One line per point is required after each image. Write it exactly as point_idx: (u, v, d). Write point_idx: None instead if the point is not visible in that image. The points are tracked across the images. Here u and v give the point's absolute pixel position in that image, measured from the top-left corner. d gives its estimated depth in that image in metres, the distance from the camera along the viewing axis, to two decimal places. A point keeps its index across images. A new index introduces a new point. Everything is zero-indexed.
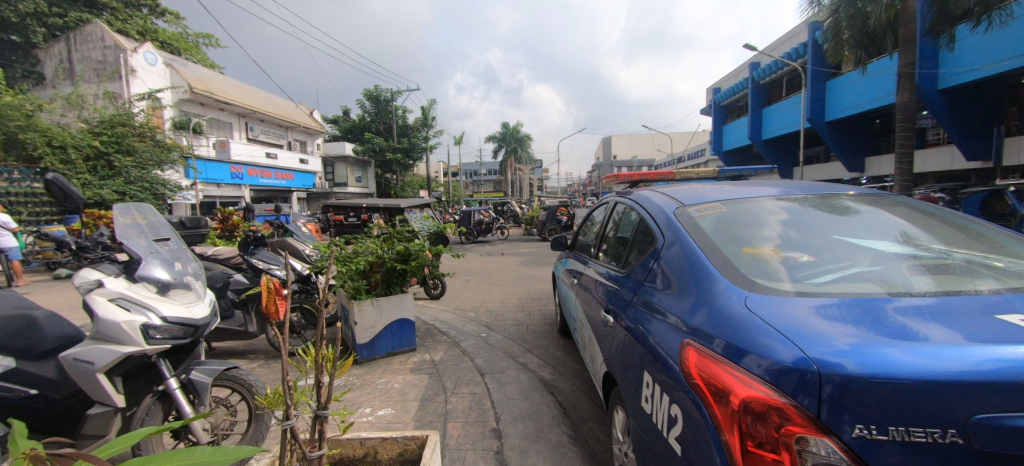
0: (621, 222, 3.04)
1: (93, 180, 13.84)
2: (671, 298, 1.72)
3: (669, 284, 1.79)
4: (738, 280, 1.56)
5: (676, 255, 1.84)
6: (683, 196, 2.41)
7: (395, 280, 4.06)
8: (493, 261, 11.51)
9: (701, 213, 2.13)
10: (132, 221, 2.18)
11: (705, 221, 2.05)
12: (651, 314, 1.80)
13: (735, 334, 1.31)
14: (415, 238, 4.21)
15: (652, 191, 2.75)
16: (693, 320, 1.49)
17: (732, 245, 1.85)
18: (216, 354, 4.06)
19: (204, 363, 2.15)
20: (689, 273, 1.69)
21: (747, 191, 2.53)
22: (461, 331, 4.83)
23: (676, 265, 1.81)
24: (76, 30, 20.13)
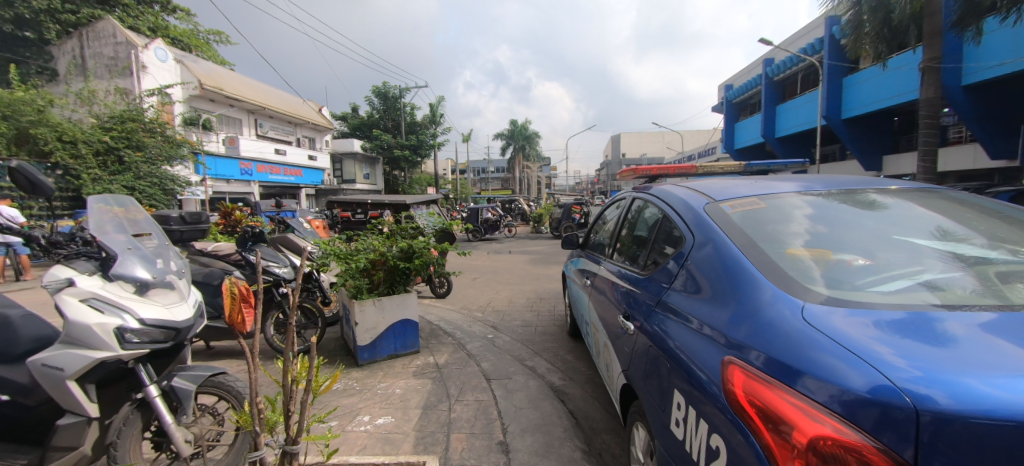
0: (638, 218, 2.83)
1: (103, 176, 13.91)
2: (704, 304, 1.51)
3: (701, 289, 1.58)
4: (787, 286, 1.35)
5: (708, 255, 1.63)
6: (712, 191, 2.19)
7: (398, 279, 3.89)
8: (500, 259, 11.34)
9: (735, 209, 1.91)
10: (109, 214, 2.04)
11: (740, 218, 1.82)
12: (680, 322, 1.59)
13: (789, 352, 1.10)
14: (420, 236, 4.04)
15: (676, 186, 2.53)
16: (735, 332, 1.29)
17: (773, 245, 1.63)
18: (213, 355, 3.91)
19: (189, 369, 1.99)
20: (725, 278, 1.48)
21: (773, 184, 2.30)
22: (466, 332, 4.65)
23: (709, 267, 1.60)
24: (88, 27, 20.29)
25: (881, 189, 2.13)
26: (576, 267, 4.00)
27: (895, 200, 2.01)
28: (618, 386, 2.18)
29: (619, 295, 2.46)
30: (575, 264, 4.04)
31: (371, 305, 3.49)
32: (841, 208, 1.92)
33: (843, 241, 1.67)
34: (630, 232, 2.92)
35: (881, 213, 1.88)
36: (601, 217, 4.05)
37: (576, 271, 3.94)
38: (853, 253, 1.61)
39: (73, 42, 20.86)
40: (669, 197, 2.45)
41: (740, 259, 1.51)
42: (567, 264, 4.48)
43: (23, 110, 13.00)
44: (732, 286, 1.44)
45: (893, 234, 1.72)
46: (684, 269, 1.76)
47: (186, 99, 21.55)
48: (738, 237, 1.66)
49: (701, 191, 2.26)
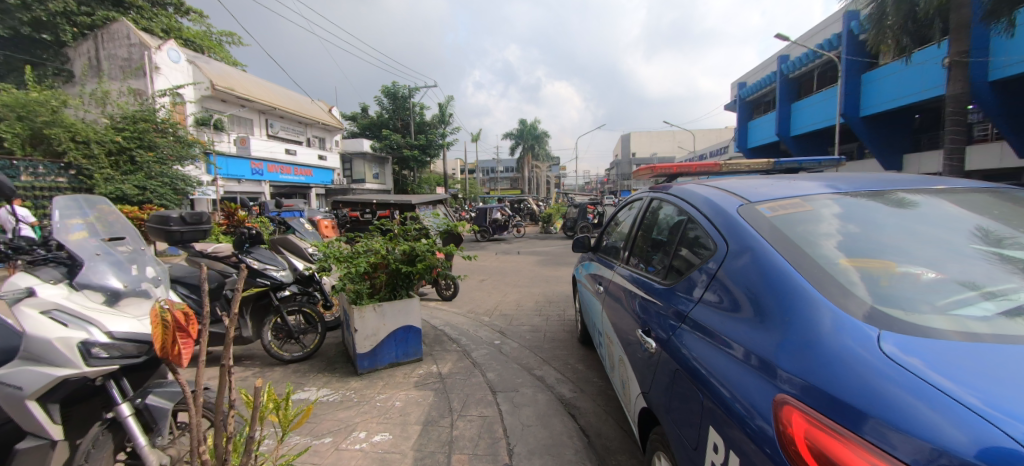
0: (655, 220, 2.61)
1: (115, 176, 14.02)
2: (745, 324, 1.29)
3: (738, 305, 1.36)
4: (851, 309, 1.12)
5: (748, 265, 1.40)
6: (743, 190, 1.95)
7: (401, 283, 3.72)
8: (509, 259, 11.14)
9: (775, 212, 1.67)
10: (77, 214, 1.94)
11: (783, 222, 1.59)
12: (715, 343, 1.37)
13: (868, 396, 0.89)
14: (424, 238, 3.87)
15: (699, 186, 2.29)
16: (787, 362, 1.08)
17: (825, 255, 1.39)
18: (209, 360, 3.76)
19: (166, 385, 1.83)
20: (770, 294, 1.27)
21: (802, 182, 2.08)
22: (472, 338, 4.46)
23: (748, 279, 1.37)
24: (103, 29, 20.56)
25: (925, 185, 1.89)
26: (588, 271, 3.79)
27: (936, 196, 1.77)
28: (636, 406, 1.97)
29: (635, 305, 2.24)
30: (587, 268, 3.83)
31: (371, 311, 3.31)
32: (882, 208, 1.70)
33: (884, 245, 1.45)
34: (645, 235, 2.70)
35: (924, 211, 1.66)
36: (614, 217, 3.83)
37: (588, 274, 3.73)
38: (900, 260, 1.39)
39: (89, 44, 21.15)
40: (689, 196, 2.23)
41: (786, 272, 1.29)
42: (578, 265, 4.27)
43: (38, 111, 13.15)
44: (781, 304, 1.22)
45: (950, 240, 1.48)
46: (715, 279, 1.54)
47: (198, 100, 21.72)
48: (782, 243, 1.43)
49: (724, 190, 2.04)
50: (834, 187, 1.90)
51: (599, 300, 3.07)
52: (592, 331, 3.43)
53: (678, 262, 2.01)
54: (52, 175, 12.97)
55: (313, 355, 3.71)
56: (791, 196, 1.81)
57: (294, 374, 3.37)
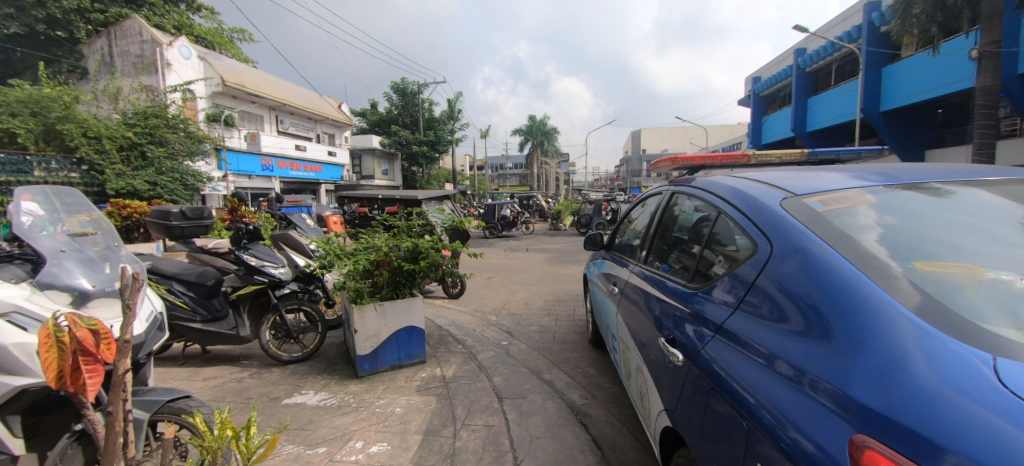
0: (675, 215, 2.42)
1: (126, 171, 14.12)
2: (799, 341, 1.08)
3: (787, 317, 1.16)
4: (945, 332, 0.91)
5: (799, 269, 1.19)
6: (782, 182, 1.72)
7: (404, 282, 3.55)
8: (517, 257, 10.96)
9: (827, 206, 1.44)
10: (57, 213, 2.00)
11: (837, 219, 1.36)
12: (757, 361, 1.16)
13: (991, 453, 0.68)
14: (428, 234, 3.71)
15: (728, 178, 2.07)
16: (863, 395, 0.87)
17: (897, 260, 1.17)
18: (207, 359, 3.64)
19: (143, 394, 1.70)
20: (829, 303, 1.06)
21: (838, 172, 1.87)
22: (479, 338, 4.30)
23: (800, 287, 1.16)
24: (116, 26, 20.73)
25: (982, 174, 1.64)
26: (600, 270, 3.59)
27: (980, 185, 1.54)
28: (657, 423, 1.77)
29: (653, 308, 2.04)
30: (600, 267, 3.64)
31: (372, 311, 3.16)
32: (932, 198, 1.49)
33: (938, 243, 1.25)
34: (663, 232, 2.50)
35: (974, 200, 1.45)
36: (628, 214, 3.63)
37: (600, 274, 3.54)
38: (963, 259, 1.19)
39: (102, 41, 21.35)
40: (714, 189, 2.03)
41: (847, 279, 1.08)
42: (590, 263, 4.09)
43: (51, 107, 13.25)
44: (842, 316, 1.02)
45: (1010, 237, 1.26)
46: (753, 284, 1.34)
47: (209, 96, 21.82)
48: (836, 243, 1.23)
49: (753, 182, 1.84)
50: (872, 176, 1.70)
51: (611, 301, 2.88)
52: (605, 334, 3.24)
53: (705, 263, 1.81)
54: (64, 170, 13.08)
55: (312, 355, 3.57)
56: (826, 186, 1.61)
57: (292, 376, 3.23)
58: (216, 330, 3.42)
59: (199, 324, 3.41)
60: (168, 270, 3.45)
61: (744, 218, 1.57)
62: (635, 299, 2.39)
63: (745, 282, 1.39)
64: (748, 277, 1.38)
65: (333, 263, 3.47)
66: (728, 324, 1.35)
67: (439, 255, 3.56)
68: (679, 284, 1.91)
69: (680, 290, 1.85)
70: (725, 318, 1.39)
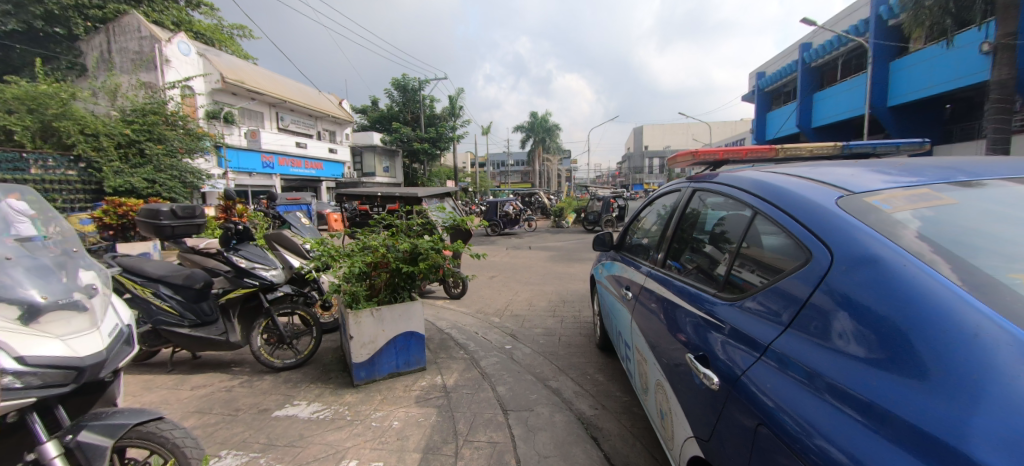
0: (694, 216, 2.25)
1: (124, 168, 13.96)
2: (881, 375, 0.93)
3: (860, 343, 1.00)
4: None
5: (872, 286, 1.03)
6: (832, 179, 1.56)
7: (402, 284, 3.36)
8: (520, 255, 10.77)
9: (896, 207, 1.29)
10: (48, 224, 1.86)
11: (913, 223, 1.21)
12: (822, 393, 1.00)
13: None
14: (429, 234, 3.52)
15: (761, 175, 1.89)
16: (984, 453, 0.72)
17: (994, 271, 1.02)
18: (197, 366, 3.48)
19: (106, 417, 1.52)
20: (919, 331, 0.91)
21: (875, 170, 1.70)
22: (481, 342, 4.13)
23: (877, 307, 1.00)
24: (115, 22, 20.55)
25: None
26: (610, 271, 3.40)
27: None
28: (684, 449, 1.60)
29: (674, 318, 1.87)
30: (609, 268, 3.45)
31: (369, 317, 2.97)
32: (996, 198, 1.33)
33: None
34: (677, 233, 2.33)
35: None
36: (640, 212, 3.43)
37: (610, 275, 3.34)
38: None
39: (101, 37, 21.17)
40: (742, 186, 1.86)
41: (936, 299, 0.93)
42: (598, 262, 3.91)
43: (48, 104, 13.07)
44: (933, 349, 0.88)
45: None
46: (807, 301, 1.18)
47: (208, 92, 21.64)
48: (915, 253, 1.08)
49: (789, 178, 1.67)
50: (926, 174, 1.54)
51: (622, 306, 2.71)
52: (615, 341, 3.07)
53: (737, 270, 1.65)
54: (61, 167, 12.91)
55: (307, 361, 3.39)
56: (884, 183, 1.45)
57: (285, 384, 3.05)
58: (204, 335, 3.23)
59: (187, 329, 3.24)
60: (154, 272, 3.27)
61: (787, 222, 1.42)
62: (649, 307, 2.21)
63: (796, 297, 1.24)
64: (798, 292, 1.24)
65: (329, 264, 3.29)
66: (779, 347, 1.19)
67: (440, 256, 3.36)
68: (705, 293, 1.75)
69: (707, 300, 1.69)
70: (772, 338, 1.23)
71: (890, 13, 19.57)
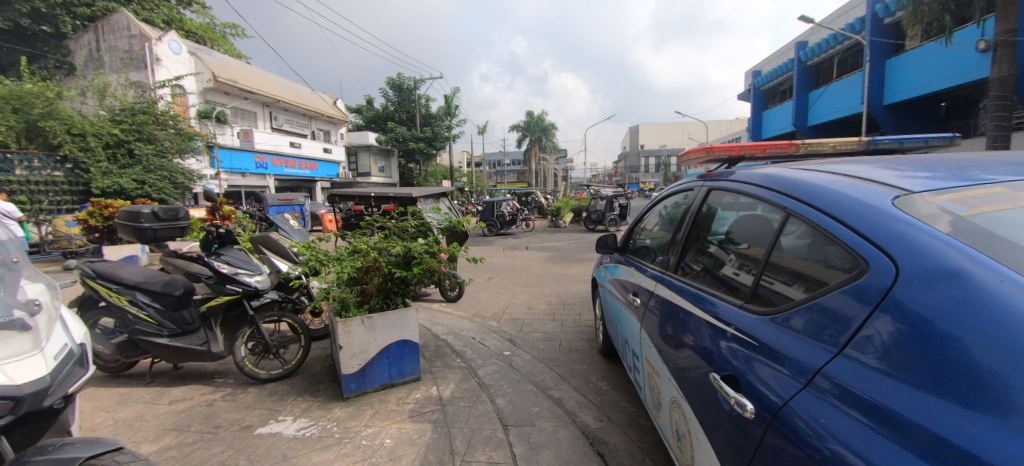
0: (708, 218, 2.10)
1: (112, 168, 13.68)
2: (977, 417, 0.79)
3: (946, 377, 0.86)
4: None
5: (960, 308, 0.89)
6: (884, 177, 1.41)
7: (395, 290, 3.17)
8: (517, 256, 10.60)
9: (971, 209, 1.14)
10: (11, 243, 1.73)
11: (996, 226, 1.05)
12: (897, 435, 0.87)
13: None
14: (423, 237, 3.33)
15: (790, 172, 1.74)
16: None
17: None
18: (178, 377, 3.29)
19: (55, 450, 1.33)
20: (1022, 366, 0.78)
21: (911, 165, 1.56)
22: (479, 349, 3.96)
23: (967, 332, 0.86)
24: (103, 20, 20.16)
25: None
26: (614, 274, 3.25)
27: None
28: None
29: (691, 331, 1.73)
30: (612, 271, 3.30)
31: (359, 326, 2.79)
32: None
33: None
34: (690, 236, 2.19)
35: None
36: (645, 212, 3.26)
37: (614, 279, 3.19)
38: None
39: (89, 36, 20.80)
40: (767, 187, 1.71)
41: None
42: (601, 264, 3.75)
43: (33, 103, 12.77)
44: None
45: None
46: (866, 321, 1.04)
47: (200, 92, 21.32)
48: (1006, 265, 0.93)
49: (822, 177, 1.52)
50: (989, 171, 1.39)
51: (629, 313, 2.55)
52: (620, 349, 2.92)
53: (767, 280, 1.51)
54: (48, 168, 12.62)
55: (294, 371, 3.20)
56: (949, 181, 1.29)
57: (270, 398, 2.87)
58: (184, 345, 3.05)
59: (165, 339, 3.07)
60: (131, 279, 3.09)
61: (829, 229, 1.28)
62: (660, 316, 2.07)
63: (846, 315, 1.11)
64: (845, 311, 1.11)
65: (318, 269, 3.09)
66: (827, 373, 1.06)
67: (434, 259, 3.17)
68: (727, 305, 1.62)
69: (732, 312, 1.55)
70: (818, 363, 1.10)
71: (887, 11, 19.55)
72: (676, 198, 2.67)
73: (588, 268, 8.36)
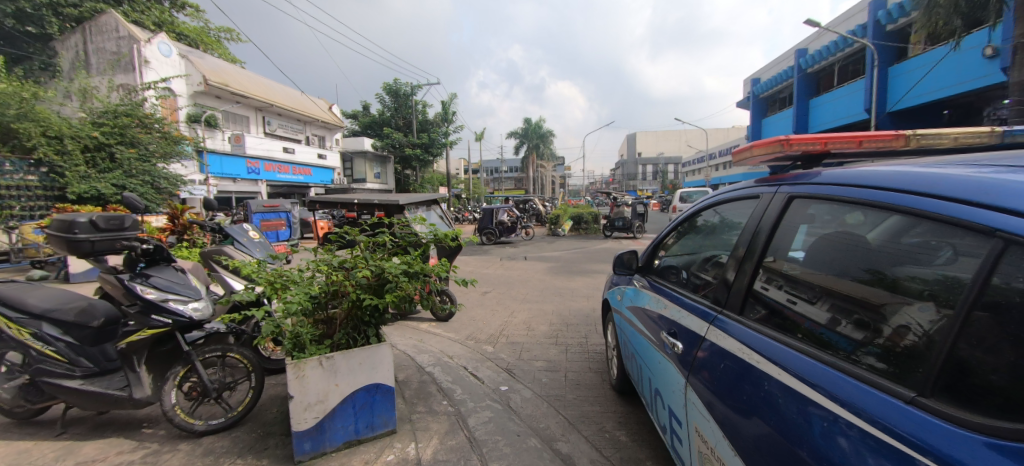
0: (776, 235, 1.56)
1: (91, 173, 13.08)
2: None
3: None
4: None
5: None
6: None
7: (365, 320, 2.56)
8: (516, 266, 10.01)
9: None
10: None
11: None
12: None
13: None
14: (400, 255, 2.75)
15: (933, 173, 1.18)
16: None
17: None
18: (99, 426, 2.67)
19: None
20: None
21: None
22: (471, 383, 3.38)
23: None
24: (92, 22, 19.72)
25: None
26: (633, 301, 2.72)
27: None
28: None
29: (777, 400, 1.24)
30: (630, 297, 2.79)
31: (317, 371, 2.20)
32: None
33: None
34: (737, 258, 1.70)
35: None
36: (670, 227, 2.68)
37: (635, 307, 2.64)
38: None
39: (77, 37, 20.27)
40: (873, 192, 1.24)
41: None
42: (616, 285, 3.23)
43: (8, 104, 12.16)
44: None
45: None
46: None
47: (189, 95, 20.79)
48: None
49: (982, 174, 1.03)
50: None
51: (662, 359, 1.99)
52: (647, 398, 2.38)
53: (941, 354, 0.96)
54: (20, 172, 11.85)
55: (243, 418, 2.60)
56: None
57: (203, 460, 2.26)
58: (99, 391, 2.41)
59: (77, 382, 2.43)
60: (37, 307, 2.48)
61: None
62: (709, 369, 1.58)
63: (944, 354, 0.97)
64: (954, 349, 0.95)
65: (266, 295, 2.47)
66: None
67: (413, 282, 2.58)
68: (798, 351, 1.29)
69: (871, 395, 1.02)
70: (912, 417, 0.92)
71: (888, 18, 19.37)
72: (716, 210, 2.12)
73: (590, 282, 7.79)
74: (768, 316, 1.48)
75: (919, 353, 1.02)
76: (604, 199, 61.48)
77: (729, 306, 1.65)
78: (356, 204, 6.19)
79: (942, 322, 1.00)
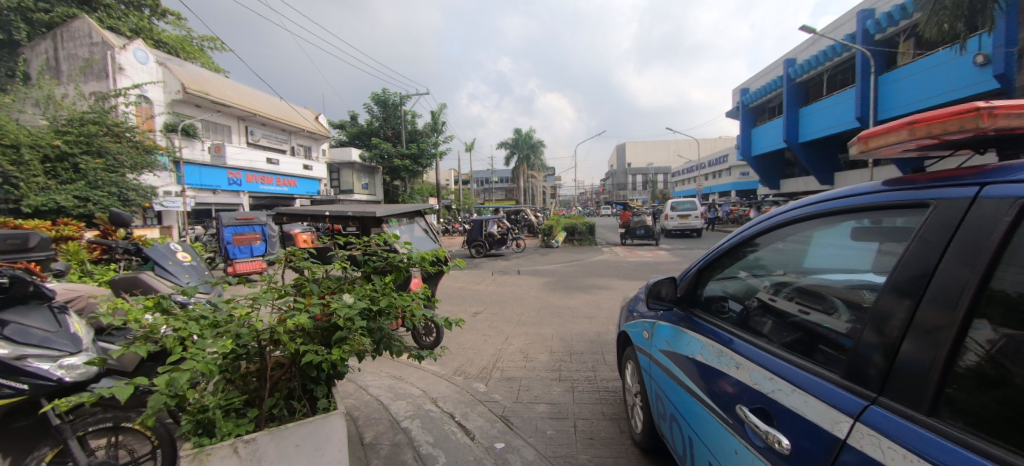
0: (930, 261, 0.97)
1: (51, 185, 12.15)
2: None
3: None
4: None
5: None
6: None
7: (309, 379, 1.85)
8: (510, 282, 9.35)
9: None
10: None
11: None
12: None
13: None
14: (368, 286, 2.06)
15: None
16: None
17: None
18: None
19: None
20: None
21: None
22: (458, 438, 2.72)
23: None
24: (64, 28, 18.88)
25: None
26: (670, 343, 2.09)
27: None
28: None
29: None
30: (665, 336, 2.16)
31: (229, 463, 1.51)
32: None
33: None
34: (879, 296, 1.07)
35: None
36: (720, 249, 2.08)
37: (675, 353, 2.01)
38: None
39: (48, 43, 19.39)
40: None
41: None
42: (638, 318, 2.61)
43: None
44: None
45: None
46: None
47: (167, 103, 19.93)
48: None
49: None
50: None
51: (741, 449, 1.35)
52: None
53: None
54: None
55: None
56: None
57: None
58: None
59: None
60: None
61: None
62: None
63: (1008, 380, 0.85)
64: (1015, 372, 0.84)
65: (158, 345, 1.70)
66: None
67: (367, 337, 1.87)
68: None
69: None
70: None
71: (877, 27, 19.14)
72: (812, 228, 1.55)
73: (590, 299, 7.15)
74: (950, 408, 0.87)
75: (1003, 390, 0.84)
76: (595, 209, 61.37)
77: (868, 379, 1.02)
78: (318, 216, 5.10)
79: (999, 342, 0.87)
